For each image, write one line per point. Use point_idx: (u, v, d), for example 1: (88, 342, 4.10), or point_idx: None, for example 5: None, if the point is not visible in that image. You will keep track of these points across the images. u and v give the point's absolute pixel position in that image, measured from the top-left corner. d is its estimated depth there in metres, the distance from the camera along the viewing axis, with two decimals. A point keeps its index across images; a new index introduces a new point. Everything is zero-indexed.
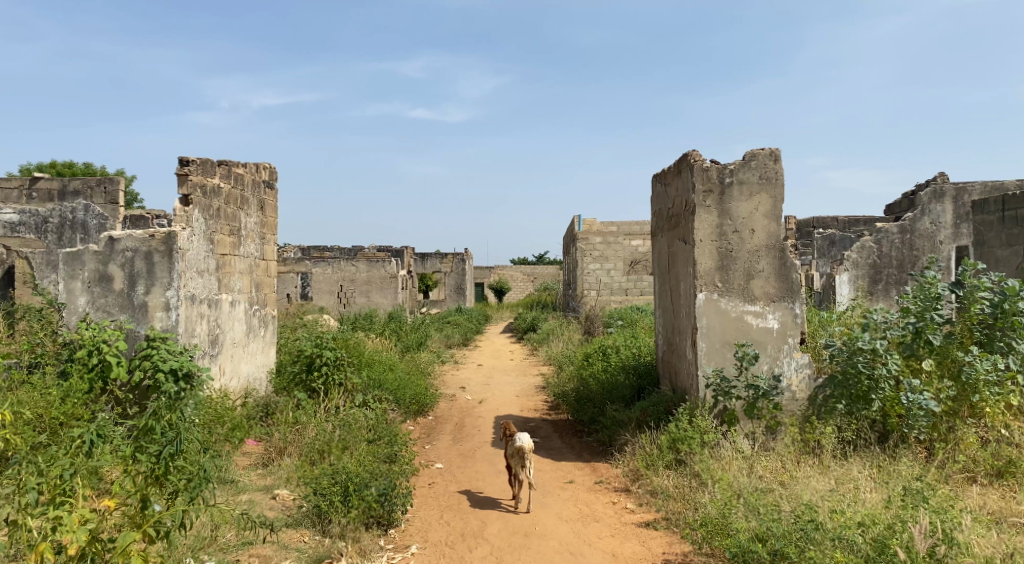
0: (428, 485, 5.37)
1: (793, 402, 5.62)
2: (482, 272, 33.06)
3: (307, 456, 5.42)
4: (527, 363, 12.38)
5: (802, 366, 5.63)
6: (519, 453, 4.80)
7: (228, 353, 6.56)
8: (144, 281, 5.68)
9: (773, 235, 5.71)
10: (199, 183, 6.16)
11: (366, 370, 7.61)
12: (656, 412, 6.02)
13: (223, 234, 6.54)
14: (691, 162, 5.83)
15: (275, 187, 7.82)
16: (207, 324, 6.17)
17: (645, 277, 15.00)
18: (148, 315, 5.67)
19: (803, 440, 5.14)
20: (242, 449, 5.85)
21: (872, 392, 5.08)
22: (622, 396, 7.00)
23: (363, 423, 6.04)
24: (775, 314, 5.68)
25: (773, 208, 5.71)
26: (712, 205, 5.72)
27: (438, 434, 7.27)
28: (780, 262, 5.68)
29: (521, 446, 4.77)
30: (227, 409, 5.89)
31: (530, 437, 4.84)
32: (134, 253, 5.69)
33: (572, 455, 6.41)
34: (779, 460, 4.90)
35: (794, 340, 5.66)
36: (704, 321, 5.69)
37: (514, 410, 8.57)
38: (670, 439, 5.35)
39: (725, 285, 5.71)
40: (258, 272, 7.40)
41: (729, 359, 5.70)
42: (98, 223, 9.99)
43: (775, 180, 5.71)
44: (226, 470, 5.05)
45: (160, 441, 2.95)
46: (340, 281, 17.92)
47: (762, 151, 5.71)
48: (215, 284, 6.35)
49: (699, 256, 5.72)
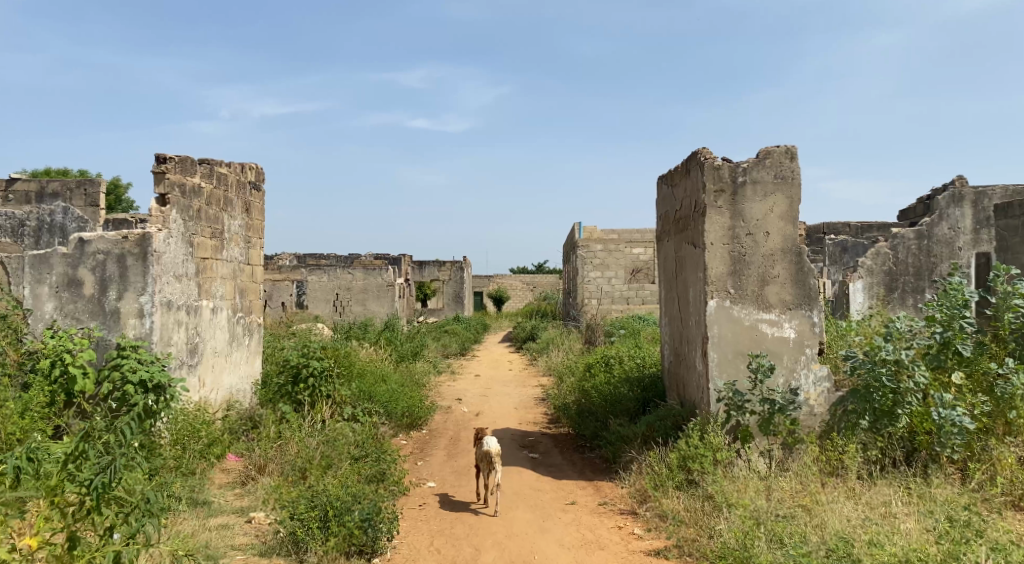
0: (418, 506, 4.97)
1: (811, 418, 5.23)
2: (481, 281, 32.70)
3: (287, 475, 5.01)
4: (526, 373, 12.01)
5: (821, 379, 5.24)
6: (486, 458, 4.87)
7: (209, 363, 6.18)
8: (117, 286, 5.30)
9: (790, 238, 5.33)
10: (177, 182, 5.79)
11: (356, 383, 7.21)
12: (663, 428, 5.64)
13: (204, 236, 6.16)
14: (701, 160, 5.47)
15: (261, 188, 7.45)
16: (185, 332, 5.80)
17: (647, 286, 14.63)
18: (120, 322, 5.27)
19: (825, 460, 4.74)
20: (219, 467, 5.46)
21: (898, 407, 4.70)
22: (626, 409, 6.60)
23: (350, 438, 5.65)
24: (792, 322, 5.31)
25: (789, 208, 5.34)
26: (724, 206, 5.37)
27: (432, 449, 6.87)
28: (798, 267, 5.32)
29: (489, 451, 4.85)
30: (204, 423, 5.49)
31: (497, 440, 4.89)
32: (105, 256, 5.30)
33: (574, 473, 6.01)
34: (800, 482, 4.50)
35: (812, 351, 5.28)
36: (715, 330, 5.31)
37: (512, 423, 8.17)
38: (680, 457, 4.97)
39: (738, 291, 5.34)
40: (243, 277, 7.03)
41: (743, 370, 5.31)
42: (78, 225, 9.36)
43: (792, 179, 5.34)
44: (198, 490, 4.66)
45: (93, 464, 2.61)
46: (336, 289, 17.60)
47: (778, 148, 5.35)
48: (194, 290, 5.98)
49: (710, 259, 5.36)
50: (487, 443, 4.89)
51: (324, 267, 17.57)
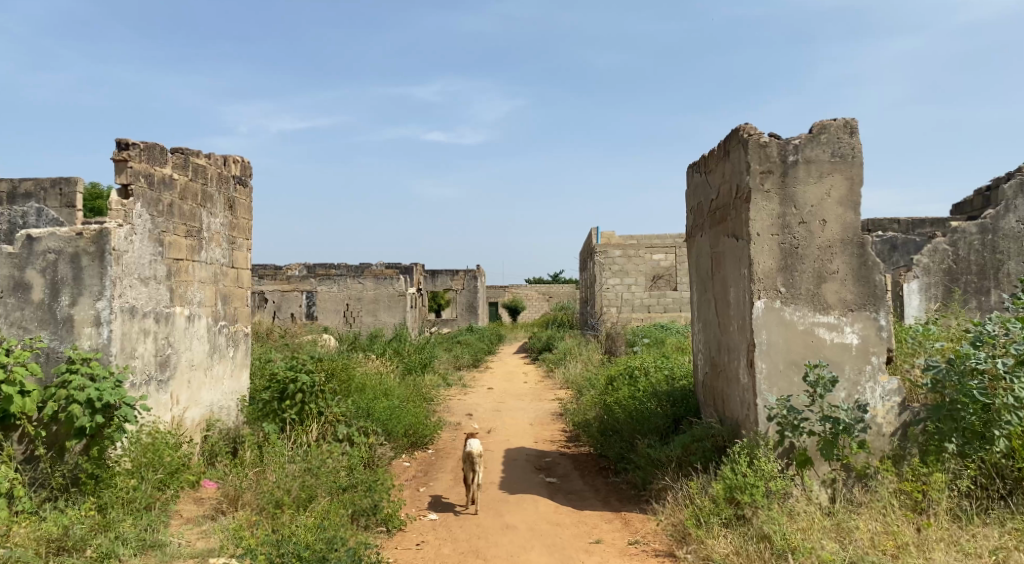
0: (414, 546, 4.21)
1: (879, 439, 4.39)
2: (496, 292, 32.00)
3: (260, 510, 4.28)
4: (542, 386, 11.20)
5: (890, 394, 4.40)
6: (469, 459, 4.85)
7: (184, 378, 5.49)
8: (70, 289, 4.61)
9: (850, 228, 4.53)
10: (143, 171, 5.10)
11: (351, 399, 6.48)
12: (701, 450, 4.84)
13: (177, 235, 5.48)
14: (743, 137, 4.69)
15: (248, 184, 6.78)
16: (153, 343, 5.10)
17: (669, 292, 13.71)
18: (74, 332, 4.58)
19: (908, 492, 3.87)
20: (191, 496, 4.76)
21: (994, 428, 3.80)
22: (655, 428, 5.79)
23: (338, 464, 4.91)
24: (854, 326, 4.49)
25: (849, 192, 4.54)
26: (771, 189, 4.58)
27: (437, 471, 6.10)
28: (860, 260, 4.51)
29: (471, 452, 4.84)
30: (171, 447, 4.75)
31: (479, 442, 4.91)
32: (57, 255, 4.62)
33: (598, 503, 5.20)
34: (880, 520, 3.65)
35: (879, 360, 4.45)
36: (764, 336, 4.51)
37: (527, 441, 7.37)
38: (725, 488, 4.16)
39: (791, 290, 4.54)
40: (225, 281, 6.32)
41: (796, 384, 4.49)
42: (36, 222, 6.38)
43: (851, 158, 4.55)
44: (150, 531, 3.91)
45: None
46: (346, 299, 16.90)
47: (834, 121, 4.58)
48: (165, 295, 5.30)
49: (756, 253, 4.56)
50: (467, 445, 4.89)
51: (333, 277, 16.93)
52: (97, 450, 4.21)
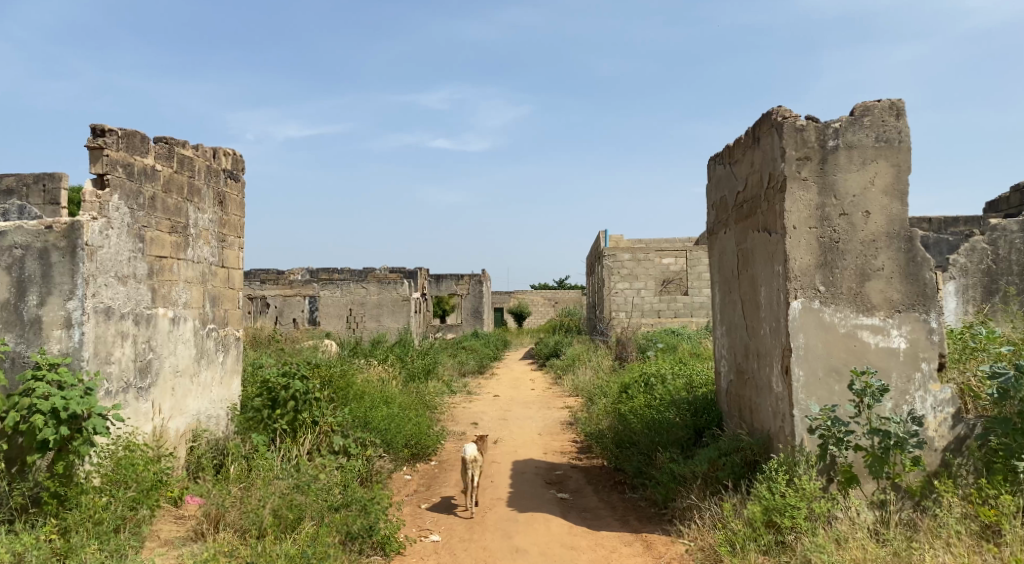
0: None
1: (932, 455, 3.93)
2: (501, 297, 31.59)
3: (242, 532, 3.85)
4: (550, 394, 10.74)
5: (943, 404, 3.95)
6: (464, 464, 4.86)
7: (167, 384, 5.08)
8: (38, 288, 4.20)
9: (896, 220, 4.09)
10: (120, 160, 4.70)
11: (349, 407, 6.06)
12: (730, 466, 4.41)
13: (160, 230, 5.10)
14: (777, 120, 4.26)
15: (240, 179, 6.39)
16: (132, 347, 4.69)
17: (680, 297, 13.28)
18: (42, 335, 4.17)
19: (974, 516, 3.42)
20: (171, 515, 4.33)
21: None
22: (676, 440, 5.35)
23: (331, 480, 4.49)
24: (901, 329, 4.04)
25: (895, 181, 4.10)
26: (809, 177, 4.15)
27: (440, 485, 5.67)
28: (907, 256, 4.07)
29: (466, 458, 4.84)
30: (149, 461, 4.33)
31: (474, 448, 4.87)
32: (24, 251, 4.21)
33: (616, 522, 4.75)
34: (944, 551, 3.20)
35: (930, 366, 4.00)
36: (802, 340, 4.07)
37: (536, 452, 6.93)
38: (762, 509, 3.71)
39: (830, 289, 4.10)
40: (215, 281, 5.91)
41: (837, 392, 4.05)
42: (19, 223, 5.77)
43: (897, 142, 4.11)
44: (117, 557, 3.47)
45: None
46: (349, 304, 16.44)
47: (879, 102, 4.14)
48: (147, 295, 4.89)
49: (792, 248, 4.12)
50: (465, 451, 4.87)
51: (337, 283, 16.51)
52: (61, 465, 3.79)
